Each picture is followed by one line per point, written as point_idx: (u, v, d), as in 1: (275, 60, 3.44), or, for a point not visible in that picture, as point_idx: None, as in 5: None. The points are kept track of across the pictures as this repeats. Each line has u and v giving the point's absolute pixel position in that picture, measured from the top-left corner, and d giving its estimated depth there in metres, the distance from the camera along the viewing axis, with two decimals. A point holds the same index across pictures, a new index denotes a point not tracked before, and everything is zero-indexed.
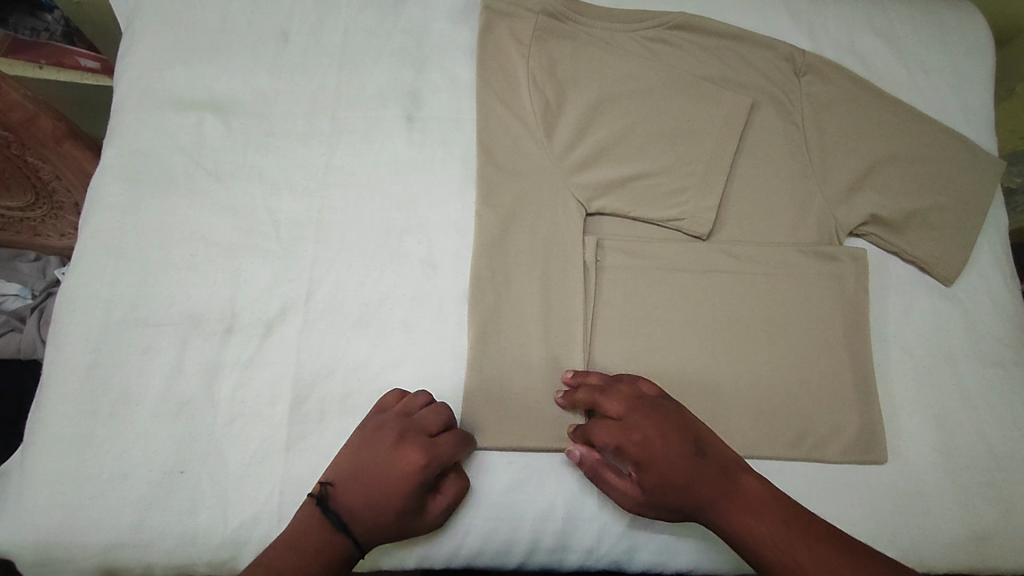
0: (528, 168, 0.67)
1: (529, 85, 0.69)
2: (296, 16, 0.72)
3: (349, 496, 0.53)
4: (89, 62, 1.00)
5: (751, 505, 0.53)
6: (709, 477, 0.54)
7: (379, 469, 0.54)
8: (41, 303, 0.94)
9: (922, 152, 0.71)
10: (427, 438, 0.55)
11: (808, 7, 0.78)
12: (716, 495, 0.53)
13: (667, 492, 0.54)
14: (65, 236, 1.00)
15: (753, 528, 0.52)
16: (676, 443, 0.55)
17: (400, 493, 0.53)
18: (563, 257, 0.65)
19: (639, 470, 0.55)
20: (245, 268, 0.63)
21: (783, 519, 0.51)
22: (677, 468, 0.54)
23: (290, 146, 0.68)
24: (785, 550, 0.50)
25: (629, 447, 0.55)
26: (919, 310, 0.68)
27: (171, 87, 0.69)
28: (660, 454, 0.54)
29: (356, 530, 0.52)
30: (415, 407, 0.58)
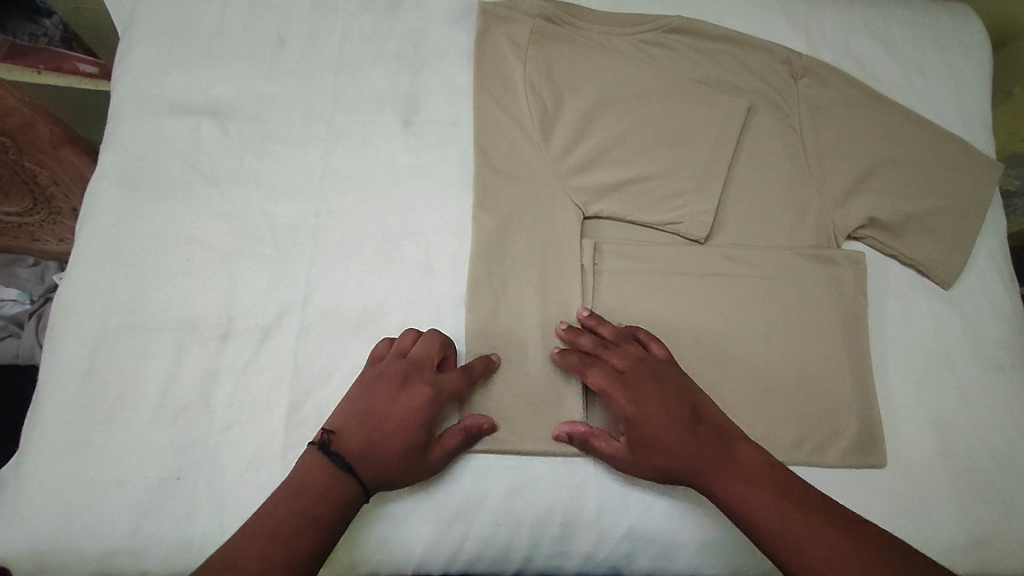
0: (525, 171, 0.67)
1: (525, 89, 0.69)
2: (293, 21, 0.72)
3: (352, 439, 0.54)
4: (88, 67, 0.99)
5: (744, 475, 0.53)
6: (702, 444, 0.54)
7: (386, 405, 0.56)
8: (40, 308, 0.94)
9: (919, 155, 0.71)
10: (431, 372, 0.57)
11: (805, 10, 0.77)
12: (709, 460, 0.54)
13: (653, 452, 0.55)
14: (62, 242, 1.01)
15: (741, 495, 0.52)
16: (669, 404, 0.56)
17: (412, 429, 0.55)
18: (561, 261, 0.65)
19: (632, 426, 0.56)
20: (242, 273, 0.63)
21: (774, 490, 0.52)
22: (667, 424, 0.55)
23: (287, 151, 0.68)
24: (769, 520, 0.50)
25: (624, 399, 0.57)
26: (918, 313, 0.68)
27: (168, 93, 0.69)
28: (652, 409, 0.56)
29: (363, 472, 0.53)
30: (407, 348, 0.60)
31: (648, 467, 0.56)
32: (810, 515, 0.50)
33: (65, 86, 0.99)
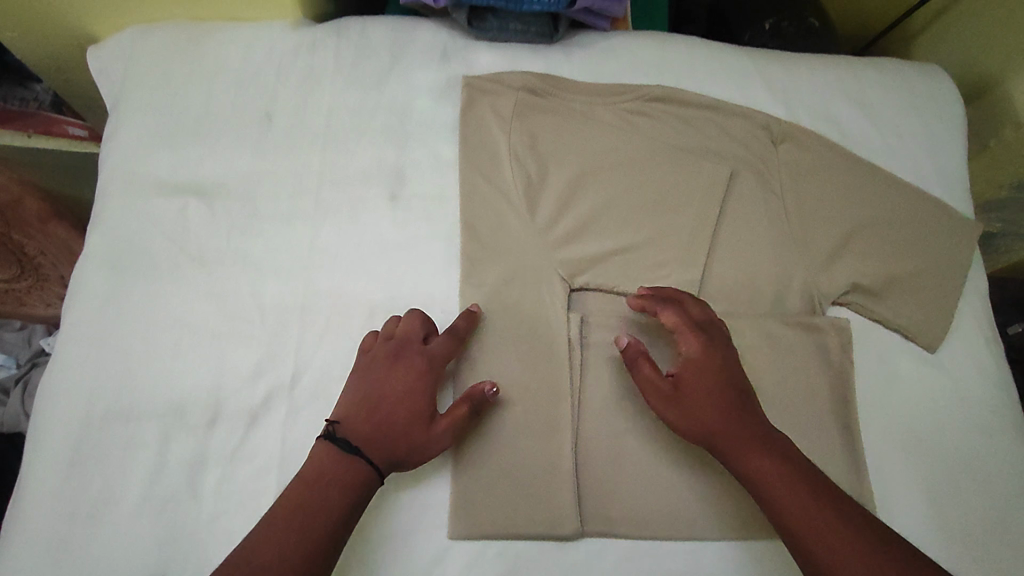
0: (510, 243, 0.68)
1: (509, 161, 0.70)
2: (278, 96, 0.72)
3: (358, 425, 0.57)
4: (77, 130, 1.01)
5: (777, 457, 0.55)
6: (744, 418, 0.57)
7: (381, 386, 0.59)
8: (26, 376, 0.91)
9: (898, 219, 0.72)
10: (419, 348, 0.61)
11: (784, 73, 0.78)
12: (748, 434, 0.57)
13: (698, 402, 0.58)
14: (51, 305, 0.98)
15: (767, 472, 0.55)
16: (723, 371, 0.60)
17: (411, 404, 0.58)
18: (549, 335, 0.66)
19: (691, 370, 0.60)
20: (230, 355, 0.63)
21: (801, 475, 0.54)
22: (721, 382, 0.59)
23: (275, 229, 0.68)
24: (789, 502, 0.53)
25: (693, 343, 0.61)
26: (904, 377, 0.68)
27: (154, 172, 0.69)
28: (711, 365, 0.60)
29: (373, 453, 0.56)
30: (393, 330, 0.63)
31: (687, 417, 0.58)
32: (831, 508, 0.52)
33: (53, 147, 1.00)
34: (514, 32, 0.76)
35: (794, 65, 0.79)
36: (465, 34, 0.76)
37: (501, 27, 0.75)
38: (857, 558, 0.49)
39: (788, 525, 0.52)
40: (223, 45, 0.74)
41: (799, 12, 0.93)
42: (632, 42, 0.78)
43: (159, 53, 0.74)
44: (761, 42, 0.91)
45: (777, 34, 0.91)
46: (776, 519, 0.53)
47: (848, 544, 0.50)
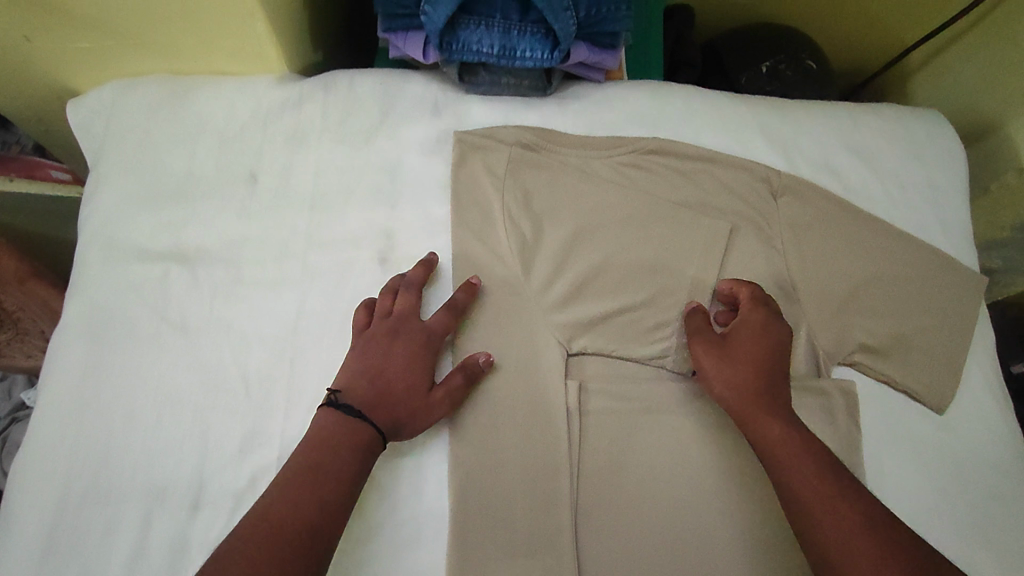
0: (506, 306, 0.66)
1: (503, 219, 0.68)
2: (265, 156, 0.71)
3: (359, 394, 0.58)
4: (60, 173, 0.97)
5: (798, 431, 0.57)
6: (775, 391, 0.60)
7: (381, 358, 0.60)
8: (7, 432, 0.91)
9: (904, 273, 0.70)
10: (419, 322, 0.63)
11: (782, 123, 0.77)
12: (775, 403, 0.59)
13: (737, 359, 0.61)
14: (32, 356, 0.95)
15: (784, 437, 0.56)
16: (770, 344, 0.62)
17: (410, 375, 0.60)
18: (546, 404, 0.63)
19: (745, 336, 0.62)
20: (214, 430, 0.60)
21: (818, 453, 0.55)
22: (767, 353, 0.61)
23: (260, 295, 0.65)
24: (800, 471, 0.54)
25: (756, 316, 0.63)
26: (915, 440, 0.66)
27: (134, 237, 0.67)
28: (761, 332, 0.62)
29: (377, 419, 0.57)
30: (389, 306, 0.64)
31: (723, 371, 0.61)
32: (844, 489, 0.53)
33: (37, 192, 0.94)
34: (506, 85, 0.74)
35: (793, 113, 0.78)
36: (455, 88, 0.74)
37: (493, 81, 0.74)
38: (858, 540, 0.50)
39: (794, 491, 0.54)
40: (207, 103, 0.72)
41: (796, 53, 0.93)
42: (627, 91, 0.76)
43: (139, 110, 0.72)
44: (760, 85, 0.92)
45: (775, 76, 0.92)
46: (781, 485, 0.55)
47: (851, 525, 0.51)
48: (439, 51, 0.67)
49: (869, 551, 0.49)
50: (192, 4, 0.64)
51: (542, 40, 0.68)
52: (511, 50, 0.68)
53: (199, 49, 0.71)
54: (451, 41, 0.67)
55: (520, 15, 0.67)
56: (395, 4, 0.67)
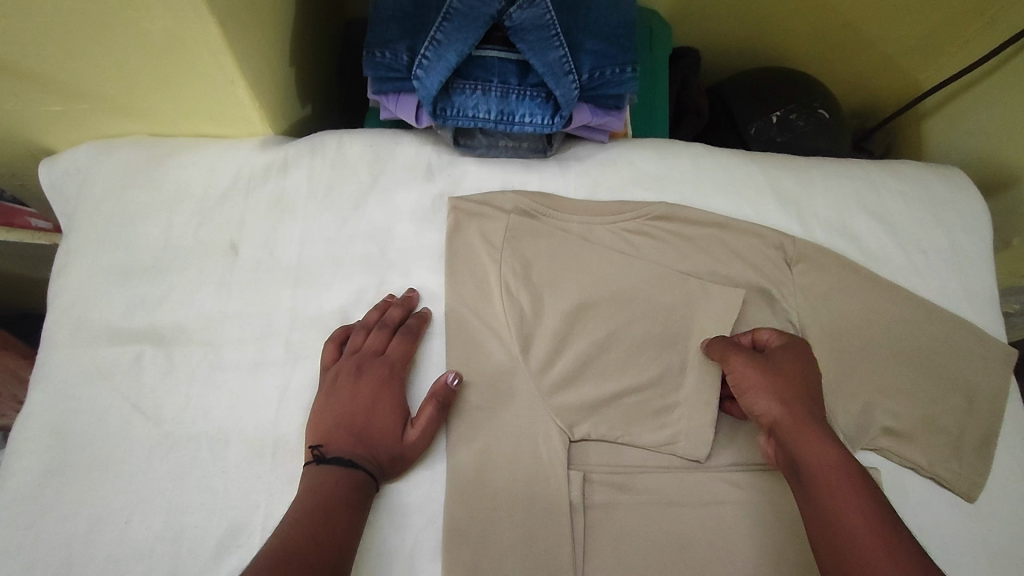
0: (502, 390, 0.61)
1: (499, 293, 0.64)
2: (247, 226, 0.67)
3: (339, 443, 0.56)
4: (39, 222, 0.86)
5: (850, 461, 0.50)
6: (822, 420, 0.54)
7: (351, 402, 0.58)
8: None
9: (927, 348, 0.66)
10: (381, 358, 0.61)
11: (795, 185, 0.73)
12: (822, 426, 0.53)
13: (781, 375, 0.56)
14: None
15: (833, 463, 0.50)
16: (812, 370, 0.57)
17: (386, 414, 0.58)
18: (547, 499, 0.58)
19: (789, 359, 0.57)
20: (187, 533, 0.55)
21: (870, 490, 0.48)
22: (811, 379, 0.56)
23: (240, 379, 0.61)
24: (849, 506, 0.47)
25: (796, 343, 0.59)
26: (952, 534, 0.61)
27: (107, 316, 0.63)
28: (804, 357, 0.57)
29: (365, 462, 0.55)
30: (359, 344, 0.61)
31: (769, 384, 0.56)
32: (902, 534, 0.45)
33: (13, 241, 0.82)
34: (504, 148, 0.71)
35: (806, 173, 0.74)
36: (450, 150, 0.71)
37: (490, 145, 0.71)
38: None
39: (844, 524, 0.47)
40: (187, 170, 0.68)
41: (808, 103, 0.92)
42: (633, 151, 0.72)
43: (114, 179, 0.68)
44: (769, 135, 0.89)
45: (785, 127, 0.90)
46: (827, 520, 0.48)
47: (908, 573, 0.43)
48: (433, 117, 0.64)
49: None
50: (169, 71, 0.60)
51: (543, 104, 0.65)
52: (509, 115, 0.65)
53: (179, 113, 0.67)
54: (445, 106, 0.64)
55: (519, 80, 0.65)
56: (386, 67, 0.64)
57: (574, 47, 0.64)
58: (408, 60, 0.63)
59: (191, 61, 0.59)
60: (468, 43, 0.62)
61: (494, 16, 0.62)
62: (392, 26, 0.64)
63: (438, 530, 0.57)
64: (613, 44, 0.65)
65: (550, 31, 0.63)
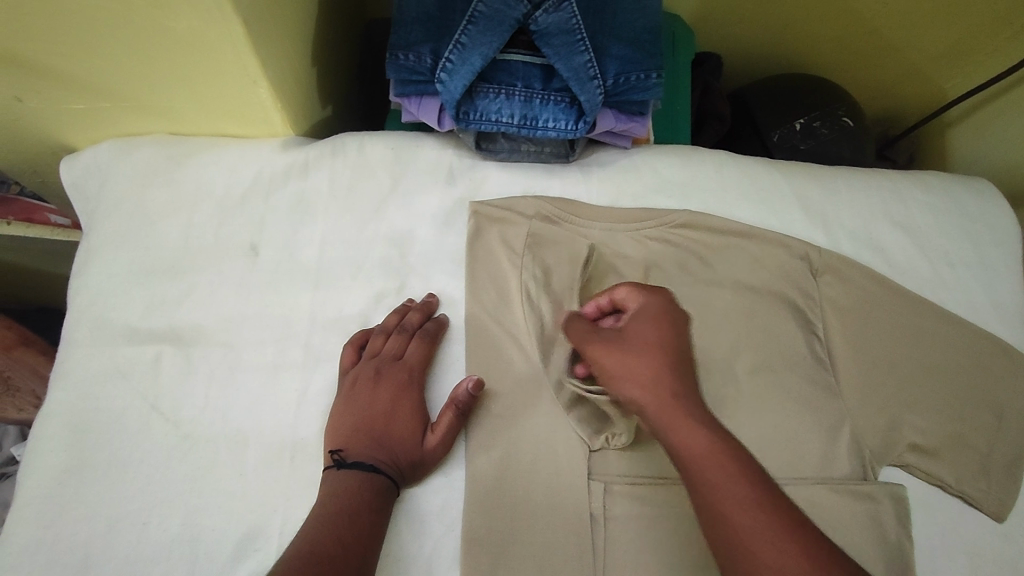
0: (522, 398, 0.61)
1: (519, 299, 0.63)
2: (268, 227, 0.67)
3: (360, 448, 0.56)
4: (60, 218, 0.86)
5: (721, 438, 0.48)
6: (691, 393, 0.51)
7: (371, 407, 0.58)
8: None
9: (955, 363, 0.65)
10: (399, 362, 0.60)
11: (820, 195, 0.72)
12: (690, 402, 0.50)
13: (644, 352, 0.52)
14: (24, 410, 0.88)
15: (705, 449, 0.47)
16: (674, 335, 0.54)
17: (406, 419, 0.58)
18: (567, 509, 0.57)
19: (643, 341, 0.53)
20: (204, 535, 0.55)
21: (746, 465, 0.46)
22: (674, 346, 0.53)
23: (259, 382, 0.61)
24: (730, 494, 0.45)
25: (647, 319, 0.54)
26: (980, 554, 0.59)
27: (127, 315, 0.63)
28: (663, 325, 0.54)
29: (387, 467, 0.55)
30: (378, 348, 0.61)
31: (631, 376, 0.51)
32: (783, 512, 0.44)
33: (31, 237, 0.84)
34: (526, 153, 0.70)
35: (831, 183, 0.73)
36: (471, 154, 0.70)
37: (512, 149, 0.70)
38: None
39: (727, 517, 0.44)
40: (208, 170, 0.68)
41: (832, 110, 0.90)
42: (656, 158, 0.72)
43: (136, 178, 0.68)
44: (793, 143, 0.88)
45: (809, 134, 0.89)
46: (713, 515, 0.45)
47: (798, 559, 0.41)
48: (456, 120, 0.64)
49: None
50: (192, 71, 0.60)
51: (567, 109, 0.65)
52: (532, 119, 0.64)
53: (201, 113, 0.67)
54: (468, 110, 0.64)
55: (543, 84, 0.65)
56: (409, 69, 0.63)
57: (599, 51, 0.64)
58: (431, 63, 0.63)
59: (214, 62, 0.59)
60: (493, 47, 0.61)
61: (520, 20, 0.61)
62: (415, 28, 0.63)
63: (456, 538, 0.56)
64: (639, 49, 0.65)
65: (576, 36, 0.62)
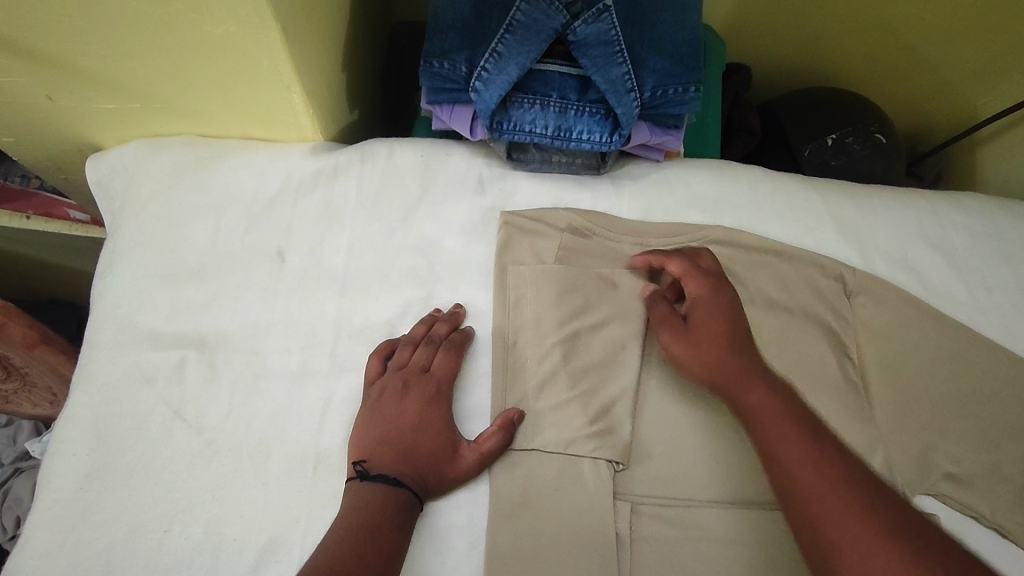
0: (550, 416, 0.58)
1: (546, 313, 0.62)
2: (295, 233, 0.66)
3: (384, 462, 0.54)
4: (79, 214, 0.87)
5: (776, 397, 0.52)
6: (753, 362, 0.55)
7: (397, 419, 0.57)
8: (7, 485, 0.82)
9: (993, 390, 0.63)
10: (426, 375, 0.59)
11: (855, 215, 0.71)
12: (757, 369, 0.54)
13: (703, 325, 0.57)
14: (39, 405, 0.89)
15: (765, 407, 0.52)
16: (734, 311, 0.58)
17: (433, 434, 0.56)
18: (594, 530, 0.55)
19: (698, 314, 0.58)
20: (226, 545, 0.54)
21: (803, 421, 0.50)
22: (730, 318, 0.57)
23: (283, 390, 0.60)
24: (777, 435, 0.50)
25: (698, 292, 0.59)
26: None
27: (152, 319, 0.63)
28: (722, 304, 0.58)
29: (411, 481, 0.54)
30: (406, 360, 0.60)
31: (689, 344, 0.57)
32: (829, 454, 0.47)
33: (50, 233, 0.84)
34: (557, 163, 0.70)
35: (867, 203, 0.72)
36: (502, 164, 0.70)
37: (543, 160, 0.69)
38: (848, 496, 0.45)
39: (777, 457, 0.49)
40: (237, 174, 0.68)
41: (865, 126, 0.89)
42: (689, 172, 0.71)
43: (163, 179, 0.67)
44: (823, 158, 0.87)
45: (841, 150, 0.87)
46: (764, 454, 0.50)
47: (830, 489, 0.45)
48: (489, 130, 0.63)
49: (844, 511, 0.44)
50: (225, 75, 0.59)
51: (602, 121, 0.64)
52: (566, 131, 0.64)
53: (230, 116, 0.67)
54: (502, 120, 0.63)
55: (578, 96, 0.64)
56: (444, 77, 0.62)
57: (637, 64, 0.63)
58: (466, 71, 0.62)
59: (247, 66, 0.58)
60: (530, 57, 0.60)
61: (558, 30, 0.60)
62: (451, 35, 0.62)
63: (478, 556, 0.54)
64: (678, 63, 0.63)
65: (614, 48, 0.61)
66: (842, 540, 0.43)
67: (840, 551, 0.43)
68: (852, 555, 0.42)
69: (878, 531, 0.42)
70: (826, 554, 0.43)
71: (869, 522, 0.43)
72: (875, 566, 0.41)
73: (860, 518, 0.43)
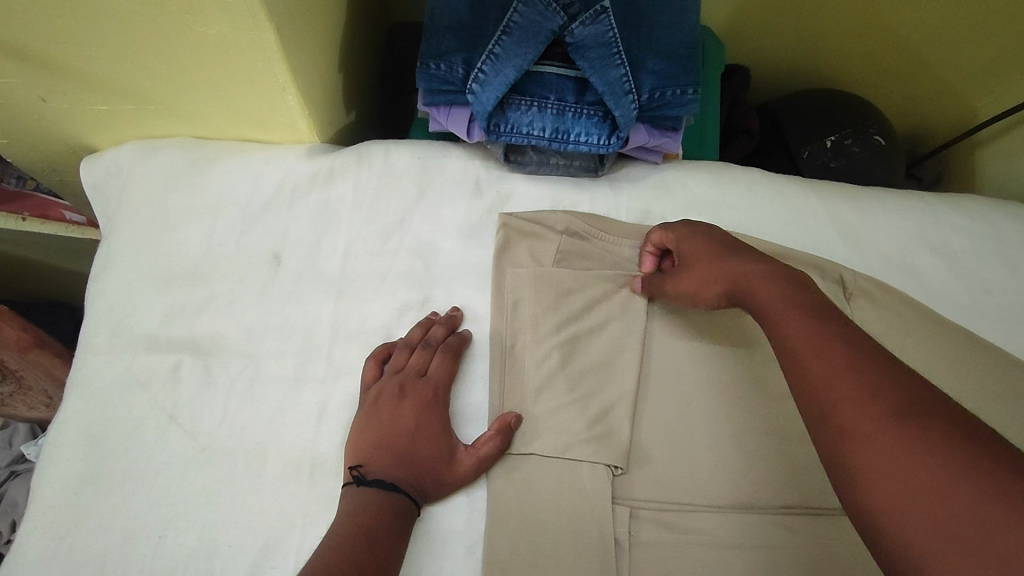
0: (547, 421, 0.58)
1: (544, 317, 0.61)
2: (291, 235, 0.66)
3: (380, 465, 0.54)
4: (76, 215, 0.86)
5: (784, 287, 0.49)
6: (759, 264, 0.52)
7: (393, 423, 0.56)
8: (3, 489, 0.82)
9: (995, 394, 0.62)
10: (423, 379, 0.59)
11: (854, 217, 0.71)
12: (761, 269, 0.51)
13: (700, 253, 0.57)
14: (35, 408, 0.89)
15: (772, 299, 0.48)
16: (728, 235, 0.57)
17: (429, 437, 0.56)
18: (593, 536, 0.54)
19: (692, 247, 0.58)
20: (221, 550, 0.53)
21: (813, 307, 0.46)
22: (723, 241, 0.56)
23: (279, 395, 0.59)
24: (787, 326, 0.46)
25: (686, 232, 0.59)
26: None
27: (147, 322, 0.62)
28: (714, 234, 0.58)
29: (407, 486, 0.53)
30: (402, 363, 0.59)
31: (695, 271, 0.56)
32: (844, 343, 0.42)
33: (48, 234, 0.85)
34: (555, 166, 0.70)
35: (866, 205, 0.72)
36: (500, 166, 0.70)
37: (541, 162, 0.69)
38: (856, 368, 0.40)
39: (786, 344, 0.45)
40: (232, 176, 0.67)
41: (864, 128, 0.89)
42: (687, 175, 0.71)
43: (158, 181, 0.67)
44: (823, 160, 0.87)
45: (840, 152, 0.87)
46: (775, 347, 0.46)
47: (836, 368, 0.41)
48: (486, 132, 0.62)
49: (851, 395, 0.39)
50: (219, 76, 0.59)
51: (599, 124, 0.63)
52: (564, 133, 0.63)
53: (226, 118, 0.66)
54: (499, 122, 0.62)
55: (576, 98, 0.63)
56: (440, 79, 0.62)
57: (635, 66, 0.62)
58: (462, 73, 0.61)
59: (241, 68, 0.58)
60: (527, 59, 0.60)
61: (555, 32, 0.60)
62: (447, 37, 0.62)
63: (476, 562, 0.54)
64: (676, 65, 0.63)
65: (612, 49, 0.61)
66: (849, 423, 0.39)
67: (847, 436, 0.39)
68: (863, 427, 0.38)
69: (888, 412, 0.38)
70: (833, 437, 0.39)
71: (878, 403, 0.38)
72: (887, 448, 0.36)
73: (870, 400, 0.39)
